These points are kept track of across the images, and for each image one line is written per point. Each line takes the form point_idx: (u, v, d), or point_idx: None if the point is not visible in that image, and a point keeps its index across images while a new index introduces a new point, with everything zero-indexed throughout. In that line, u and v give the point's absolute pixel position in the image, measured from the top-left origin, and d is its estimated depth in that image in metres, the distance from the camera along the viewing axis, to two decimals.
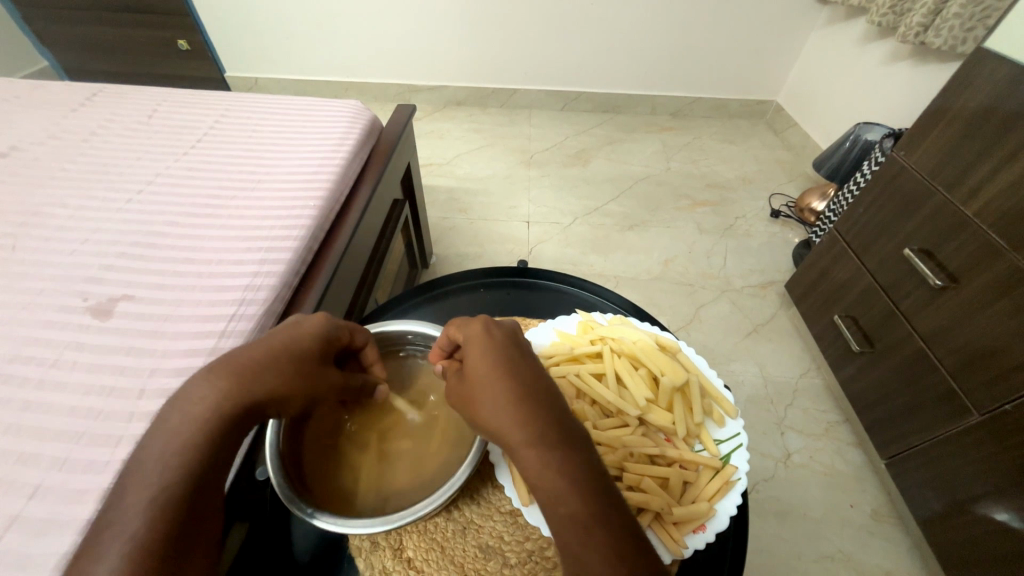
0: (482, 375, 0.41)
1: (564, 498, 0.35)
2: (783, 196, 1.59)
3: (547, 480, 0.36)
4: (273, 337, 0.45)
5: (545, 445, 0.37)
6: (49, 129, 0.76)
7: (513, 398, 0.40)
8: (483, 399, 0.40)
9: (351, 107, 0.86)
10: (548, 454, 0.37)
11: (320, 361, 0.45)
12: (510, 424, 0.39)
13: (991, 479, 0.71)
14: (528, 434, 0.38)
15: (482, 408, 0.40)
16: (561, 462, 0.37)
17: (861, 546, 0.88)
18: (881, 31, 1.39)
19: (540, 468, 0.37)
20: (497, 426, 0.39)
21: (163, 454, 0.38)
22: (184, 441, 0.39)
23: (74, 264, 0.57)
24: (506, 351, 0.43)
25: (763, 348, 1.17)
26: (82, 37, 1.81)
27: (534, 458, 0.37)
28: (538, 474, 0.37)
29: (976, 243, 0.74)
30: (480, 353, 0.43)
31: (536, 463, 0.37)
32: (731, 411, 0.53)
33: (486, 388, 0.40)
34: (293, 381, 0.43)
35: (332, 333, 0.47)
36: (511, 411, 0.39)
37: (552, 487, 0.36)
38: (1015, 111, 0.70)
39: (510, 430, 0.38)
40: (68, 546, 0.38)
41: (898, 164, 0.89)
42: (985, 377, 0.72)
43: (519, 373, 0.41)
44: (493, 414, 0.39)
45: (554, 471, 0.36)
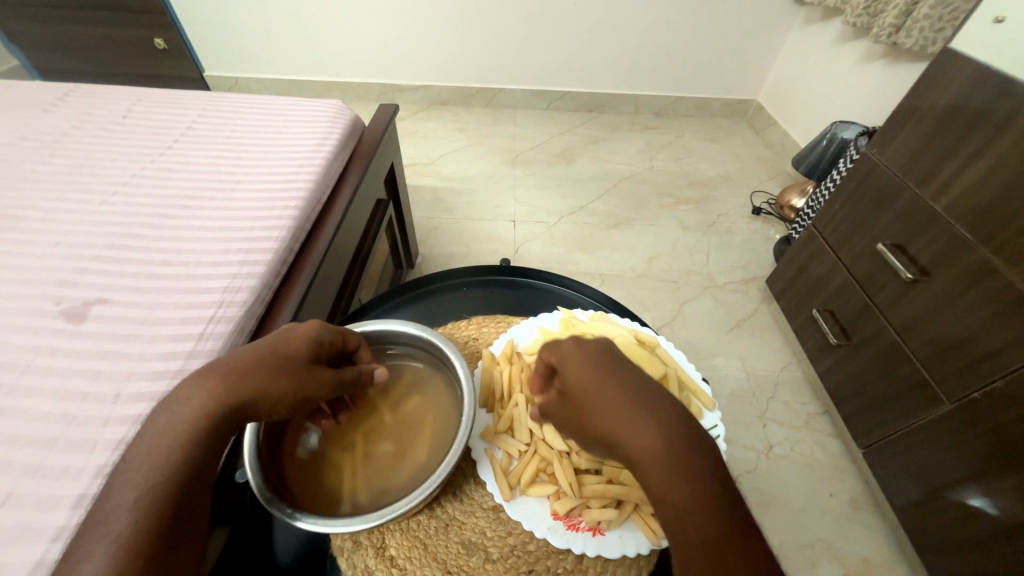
0: (600, 385, 0.39)
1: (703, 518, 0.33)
2: (764, 194, 1.63)
3: (682, 500, 0.33)
4: (265, 340, 0.44)
5: (682, 462, 0.34)
6: (18, 130, 0.74)
7: (642, 410, 0.37)
8: (601, 410, 0.37)
9: (333, 107, 0.86)
10: (686, 472, 0.34)
11: (312, 364, 0.45)
12: (643, 440, 0.35)
13: (964, 465, 0.73)
14: (665, 449, 0.35)
15: (602, 418, 0.37)
16: (697, 480, 0.34)
17: (841, 534, 0.90)
18: (856, 32, 1.43)
19: (677, 487, 0.34)
20: (625, 441, 0.36)
21: (149, 455, 0.38)
22: (168, 443, 0.38)
23: (46, 267, 0.55)
24: (616, 360, 0.41)
25: (746, 342, 1.19)
26: (53, 35, 1.76)
27: (668, 475, 0.34)
28: (674, 495, 0.34)
29: (946, 237, 0.77)
30: (590, 361, 0.40)
31: (671, 483, 0.34)
32: (709, 404, 0.54)
33: (607, 400, 0.38)
34: (283, 384, 0.42)
35: (326, 336, 0.47)
36: (646, 425, 0.36)
37: (689, 508, 0.33)
38: (980, 109, 0.72)
39: (644, 445, 0.35)
40: (41, 555, 0.38)
41: (871, 161, 0.92)
42: (955, 366, 0.75)
43: (639, 383, 0.39)
44: (618, 428, 0.36)
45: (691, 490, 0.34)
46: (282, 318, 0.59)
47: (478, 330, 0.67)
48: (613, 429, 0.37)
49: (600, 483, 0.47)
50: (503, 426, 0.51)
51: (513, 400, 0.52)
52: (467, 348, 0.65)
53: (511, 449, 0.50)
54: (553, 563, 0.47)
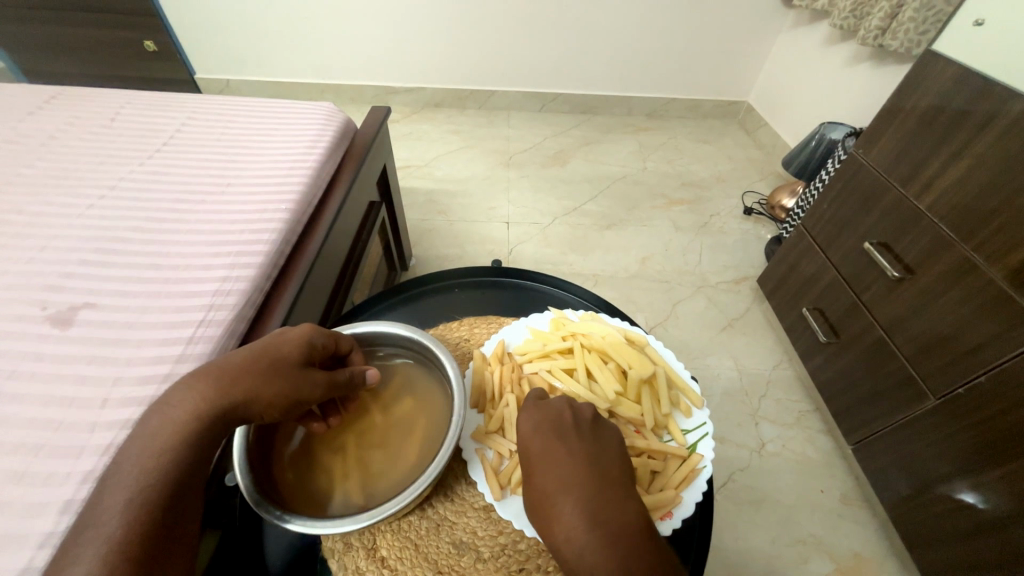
0: (536, 464, 0.42)
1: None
2: (755, 194, 1.64)
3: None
4: (258, 343, 0.45)
5: (594, 545, 0.37)
6: (4, 133, 0.73)
7: (566, 492, 0.40)
8: (535, 487, 0.42)
9: (324, 109, 0.86)
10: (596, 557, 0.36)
11: (305, 367, 0.45)
12: (562, 523, 0.39)
13: (951, 460, 0.74)
14: (579, 533, 0.38)
15: (533, 497, 0.42)
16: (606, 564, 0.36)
17: (832, 530, 0.91)
18: (843, 34, 1.45)
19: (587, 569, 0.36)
20: (549, 523, 0.40)
21: (140, 457, 0.38)
22: (159, 446, 0.38)
23: (33, 272, 0.55)
24: (560, 437, 0.43)
25: (738, 341, 1.20)
26: (41, 37, 1.75)
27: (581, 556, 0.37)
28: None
29: (929, 235, 0.78)
30: (532, 439, 0.44)
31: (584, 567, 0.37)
32: (697, 402, 0.55)
33: (539, 480, 0.42)
34: (276, 388, 0.42)
35: (320, 339, 0.47)
36: (566, 508, 0.39)
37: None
38: (961, 110, 0.73)
39: (561, 528, 0.39)
40: (27, 561, 0.37)
41: (857, 162, 0.93)
42: (940, 362, 0.76)
43: (572, 463, 0.41)
44: (544, 509, 0.40)
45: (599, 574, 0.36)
46: (273, 321, 0.59)
47: (469, 331, 0.67)
48: (540, 508, 0.41)
49: None
50: (494, 427, 0.52)
51: (504, 401, 0.53)
52: (458, 349, 0.65)
53: (502, 450, 0.50)
54: (544, 562, 0.47)
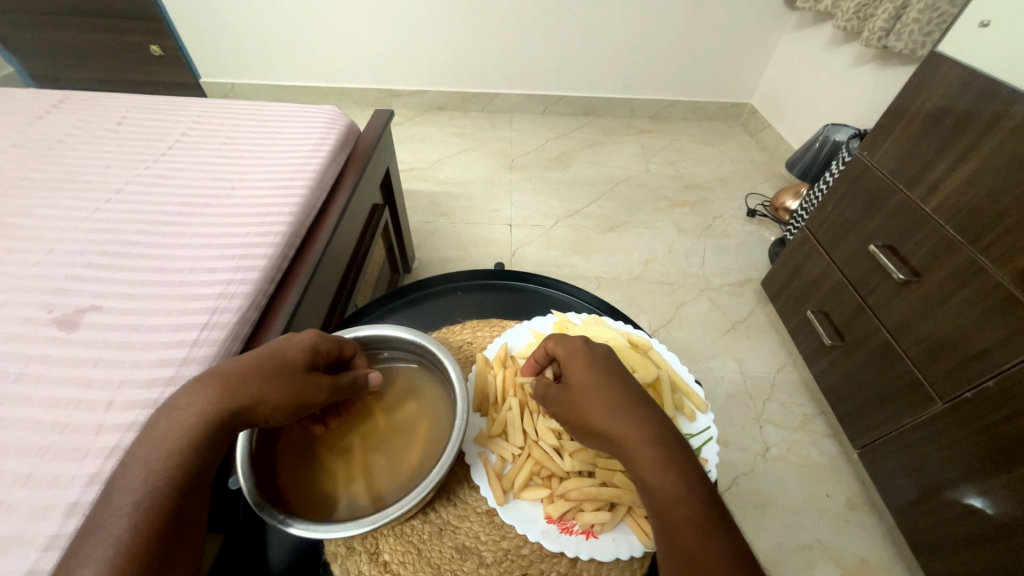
0: (604, 391, 0.41)
1: (684, 505, 0.36)
2: (759, 196, 1.64)
3: (670, 494, 0.37)
4: (263, 347, 0.45)
5: (673, 458, 0.38)
6: (12, 137, 0.74)
7: (639, 411, 0.40)
8: (597, 412, 0.41)
9: (328, 113, 0.86)
10: (675, 468, 0.37)
11: (309, 371, 0.45)
12: (642, 442, 0.39)
13: (960, 465, 0.73)
14: (658, 448, 0.38)
15: (599, 420, 0.40)
16: (682, 473, 0.37)
17: (837, 534, 0.90)
18: (847, 36, 1.44)
19: (666, 479, 0.37)
20: (622, 441, 0.39)
21: (147, 459, 0.38)
22: (165, 449, 0.38)
23: (40, 275, 0.55)
24: (620, 372, 0.44)
25: (742, 344, 1.19)
26: (49, 42, 1.77)
27: (661, 469, 0.37)
28: (660, 487, 0.37)
29: (936, 237, 0.77)
30: (592, 368, 0.43)
31: (661, 478, 0.37)
32: (701, 406, 0.54)
33: (610, 404, 0.41)
34: (280, 391, 0.42)
35: (324, 343, 0.47)
36: (645, 426, 0.39)
37: (674, 499, 0.36)
38: (967, 111, 0.73)
39: (636, 444, 0.39)
40: (33, 564, 0.37)
41: (862, 164, 0.92)
42: (947, 366, 0.75)
43: (638, 390, 0.42)
44: (617, 430, 0.40)
45: (677, 484, 0.37)
46: (277, 324, 0.60)
47: (473, 334, 0.67)
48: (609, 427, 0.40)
49: (593, 486, 0.47)
50: (497, 430, 0.52)
51: (507, 404, 0.53)
52: (461, 352, 0.65)
53: (505, 453, 0.50)
54: (547, 567, 0.47)
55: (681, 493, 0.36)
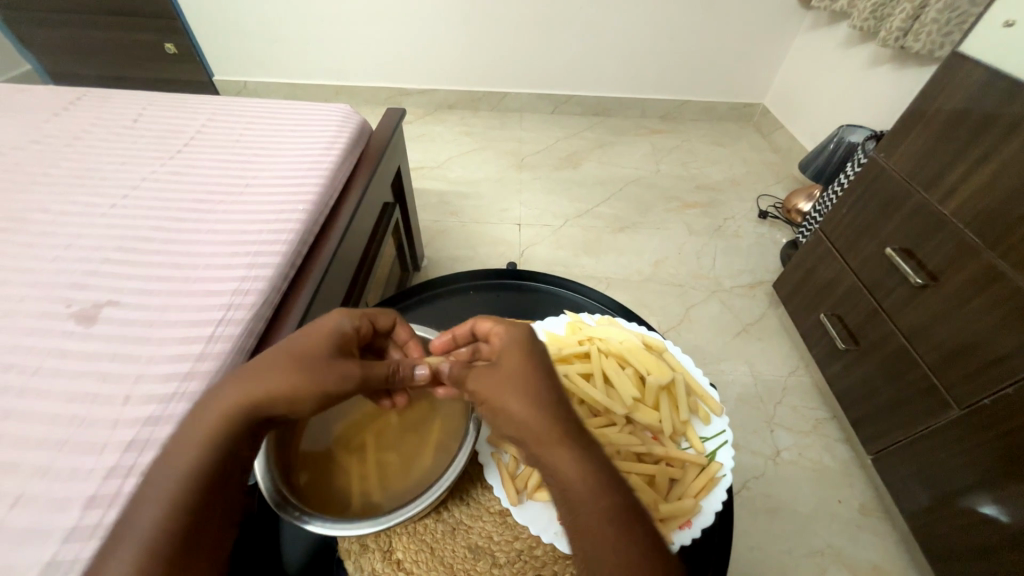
0: (524, 379, 0.42)
1: (589, 491, 0.37)
2: (771, 198, 1.62)
3: (574, 480, 0.38)
4: (286, 338, 0.45)
5: (580, 444, 0.39)
6: (30, 133, 0.75)
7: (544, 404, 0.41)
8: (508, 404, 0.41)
9: (340, 112, 0.86)
10: (582, 454, 0.39)
11: (331, 358, 0.44)
12: (551, 431, 0.39)
13: (974, 473, 0.72)
14: (566, 435, 0.39)
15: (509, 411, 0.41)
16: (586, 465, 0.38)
17: (850, 540, 0.89)
18: (863, 36, 1.43)
19: (573, 465, 0.38)
20: (534, 429, 0.40)
21: (173, 457, 0.39)
22: (188, 448, 0.39)
23: (57, 270, 0.56)
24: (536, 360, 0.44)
25: (753, 347, 1.18)
26: (66, 41, 1.79)
27: (568, 456, 0.38)
28: (569, 473, 0.38)
29: (954, 241, 0.76)
30: (509, 359, 0.44)
31: (566, 464, 0.38)
32: (717, 409, 0.54)
33: (525, 393, 0.41)
34: (301, 381, 0.41)
35: (345, 328, 0.46)
36: (556, 414, 0.40)
37: (577, 484, 0.37)
38: (988, 113, 0.72)
39: (540, 436, 0.40)
40: (52, 555, 0.38)
41: (879, 165, 0.91)
42: (964, 371, 0.74)
43: (547, 381, 0.42)
44: (530, 419, 0.40)
45: (584, 469, 0.38)
46: (291, 321, 0.60)
47: None
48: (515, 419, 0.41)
49: None
50: None
51: None
52: None
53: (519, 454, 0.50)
54: (560, 569, 0.47)
55: (582, 486, 0.37)
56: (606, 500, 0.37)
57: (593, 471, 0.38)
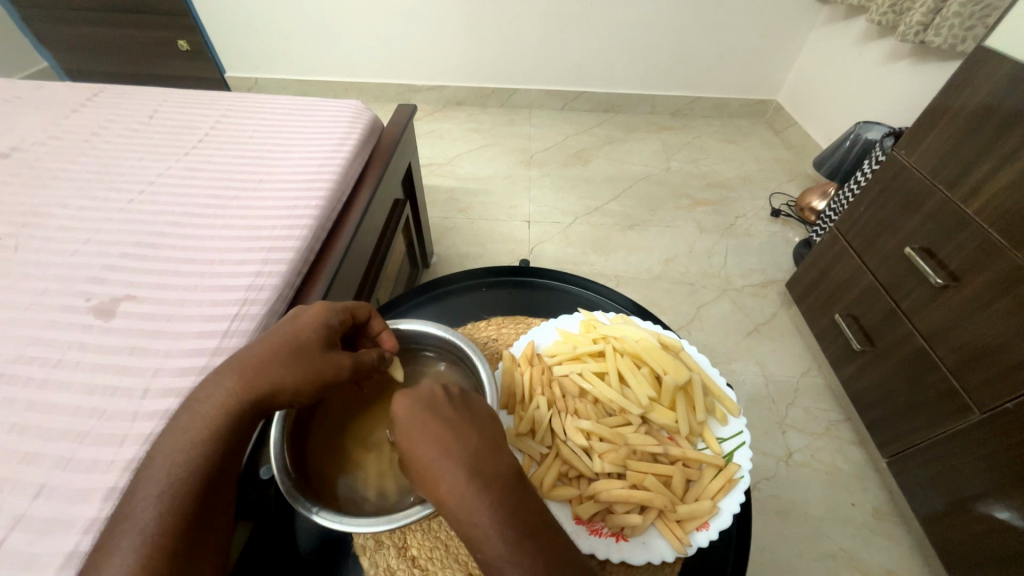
0: (421, 433, 0.37)
1: (501, 558, 0.33)
2: (784, 195, 1.59)
3: (485, 542, 0.34)
4: (274, 332, 0.45)
5: (489, 497, 0.35)
6: (49, 129, 0.76)
7: (450, 458, 0.36)
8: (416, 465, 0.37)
9: (352, 108, 0.86)
10: (491, 509, 0.34)
11: (326, 351, 0.45)
12: (456, 492, 0.35)
13: (993, 478, 0.71)
14: (470, 492, 0.35)
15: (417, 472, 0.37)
16: (494, 524, 0.34)
17: (863, 544, 0.88)
18: (881, 30, 1.40)
19: (482, 532, 0.34)
20: (437, 491, 0.36)
21: (169, 452, 0.39)
22: (187, 442, 0.39)
23: (77, 264, 0.57)
24: (439, 410, 0.39)
25: (764, 347, 1.17)
26: (80, 38, 1.81)
27: (474, 516, 0.34)
28: (480, 535, 0.34)
29: (978, 241, 0.74)
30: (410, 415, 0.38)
31: (475, 526, 0.34)
32: (734, 410, 0.54)
33: (425, 451, 0.37)
34: (298, 372, 0.42)
35: (334, 319, 0.46)
36: (458, 469, 0.35)
37: (489, 546, 0.34)
38: (1015, 110, 0.70)
39: (446, 499, 0.35)
40: (73, 545, 0.38)
41: (899, 163, 0.89)
42: (986, 375, 0.72)
43: (451, 429, 0.38)
44: (432, 480, 0.36)
45: (494, 529, 0.34)
46: None
47: (497, 331, 0.67)
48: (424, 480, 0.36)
49: (623, 488, 0.46)
50: (524, 428, 0.51)
51: (535, 402, 0.52)
52: (487, 349, 0.66)
53: (533, 453, 0.49)
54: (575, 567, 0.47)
55: (494, 546, 0.34)
56: (522, 555, 0.33)
57: (504, 527, 0.34)
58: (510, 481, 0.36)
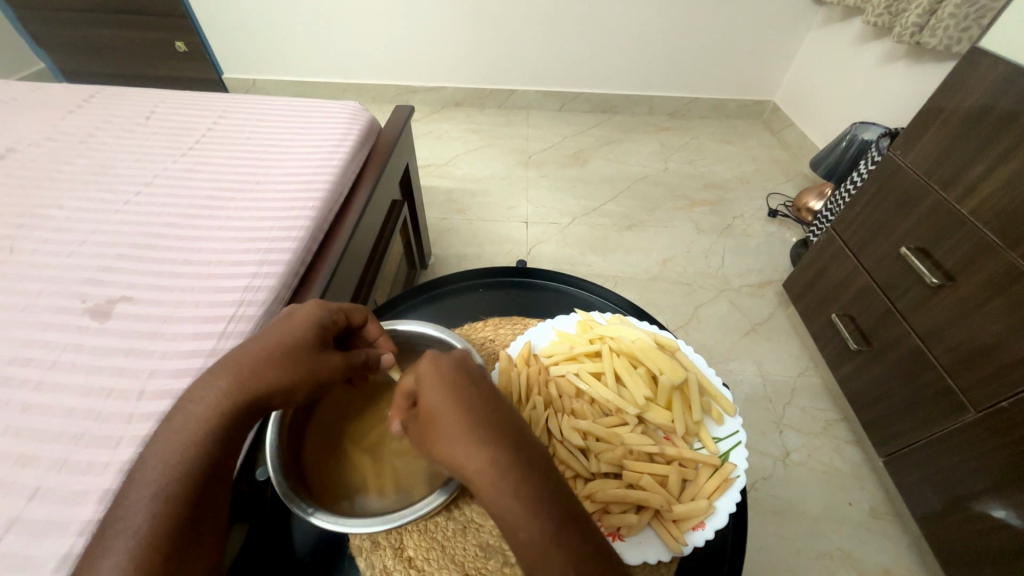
0: (451, 401, 0.37)
1: (529, 527, 0.33)
2: (781, 196, 1.60)
3: (518, 516, 0.33)
4: (267, 332, 0.45)
5: (520, 470, 0.34)
6: (45, 130, 0.76)
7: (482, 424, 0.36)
8: (443, 432, 0.36)
9: (349, 109, 0.86)
10: (523, 481, 0.34)
11: (319, 351, 0.45)
12: (486, 458, 0.35)
13: (989, 477, 0.71)
14: (501, 464, 0.34)
15: (443, 440, 0.36)
16: (524, 490, 0.33)
17: (860, 544, 0.88)
18: (877, 32, 1.40)
19: (512, 499, 0.33)
20: (467, 464, 0.35)
21: (162, 453, 0.39)
22: (181, 443, 0.39)
23: (73, 265, 0.57)
24: (468, 382, 0.40)
25: (762, 347, 1.17)
26: (77, 39, 1.81)
27: (505, 489, 0.34)
28: (510, 501, 0.33)
29: (973, 241, 0.74)
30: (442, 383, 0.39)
31: (507, 498, 0.33)
32: (729, 410, 0.54)
33: (452, 424, 0.36)
34: (291, 371, 0.42)
35: (326, 318, 0.46)
36: (489, 441, 0.35)
37: (521, 519, 0.33)
38: (1010, 110, 0.70)
39: (475, 465, 0.35)
40: (68, 547, 0.38)
41: (894, 164, 0.90)
42: (982, 374, 0.72)
43: (480, 399, 0.38)
44: (461, 453, 0.35)
45: (527, 501, 0.33)
46: None
47: (494, 332, 0.67)
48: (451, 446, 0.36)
49: (620, 488, 0.47)
50: None
51: (532, 403, 0.52)
52: (483, 349, 0.66)
53: None
54: None
55: (524, 512, 0.33)
56: (556, 529, 0.33)
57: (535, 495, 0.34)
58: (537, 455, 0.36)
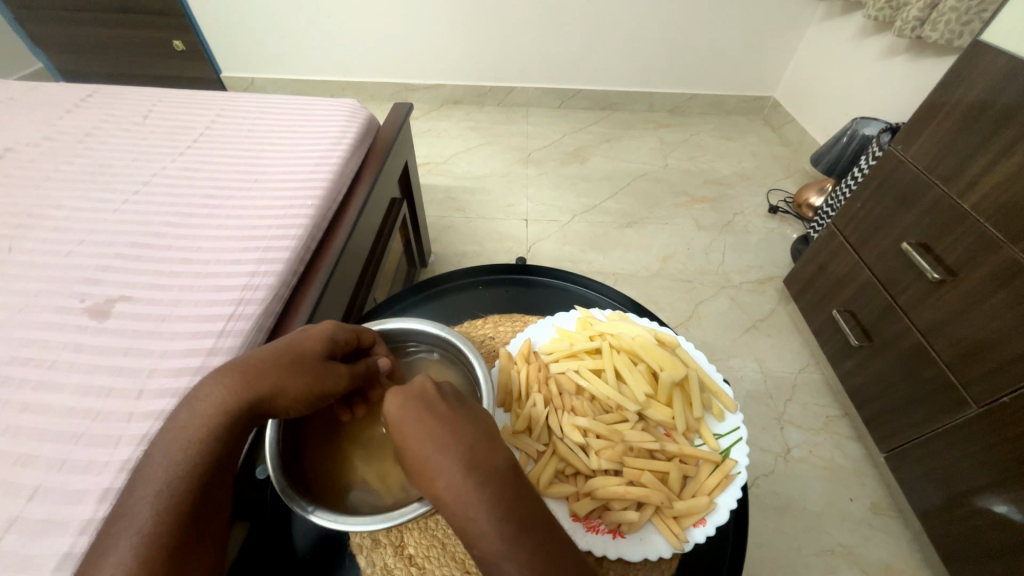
0: (414, 432, 0.37)
1: (494, 545, 0.33)
2: (782, 192, 1.59)
3: (483, 537, 0.34)
4: (281, 339, 0.45)
5: (487, 492, 0.34)
6: (43, 130, 0.75)
7: (446, 451, 0.36)
8: (413, 456, 0.37)
9: (347, 107, 0.86)
10: (489, 505, 0.34)
11: (328, 361, 0.45)
12: (448, 484, 0.35)
13: (991, 471, 0.71)
14: (466, 487, 0.35)
15: (413, 463, 0.37)
16: (485, 513, 0.34)
17: (862, 539, 0.88)
18: (878, 26, 1.39)
19: (476, 521, 0.34)
20: (434, 486, 0.36)
21: (169, 450, 0.39)
22: (187, 440, 0.39)
23: (71, 265, 0.56)
24: (432, 405, 0.39)
25: (763, 343, 1.17)
26: (74, 39, 1.81)
27: (469, 514, 0.34)
28: (475, 527, 0.34)
29: (974, 236, 0.74)
30: (408, 410, 0.38)
31: (477, 524, 0.34)
32: (730, 406, 0.54)
33: (419, 448, 0.37)
34: (298, 381, 0.42)
35: (340, 335, 0.46)
36: (454, 465, 0.35)
37: (487, 541, 0.33)
38: (1012, 103, 0.69)
39: (440, 490, 0.35)
40: (69, 547, 0.38)
41: (896, 158, 0.89)
42: (983, 369, 0.72)
43: (444, 421, 0.38)
44: (431, 479, 0.36)
45: (491, 522, 0.33)
46: (300, 315, 0.60)
47: (494, 329, 0.68)
48: (421, 470, 0.37)
49: (621, 485, 0.46)
50: (521, 426, 0.51)
51: (532, 400, 0.52)
52: (483, 347, 0.66)
53: (530, 450, 0.49)
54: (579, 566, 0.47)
55: (486, 532, 0.33)
56: (522, 550, 0.33)
57: (500, 521, 0.34)
58: (504, 470, 0.36)
